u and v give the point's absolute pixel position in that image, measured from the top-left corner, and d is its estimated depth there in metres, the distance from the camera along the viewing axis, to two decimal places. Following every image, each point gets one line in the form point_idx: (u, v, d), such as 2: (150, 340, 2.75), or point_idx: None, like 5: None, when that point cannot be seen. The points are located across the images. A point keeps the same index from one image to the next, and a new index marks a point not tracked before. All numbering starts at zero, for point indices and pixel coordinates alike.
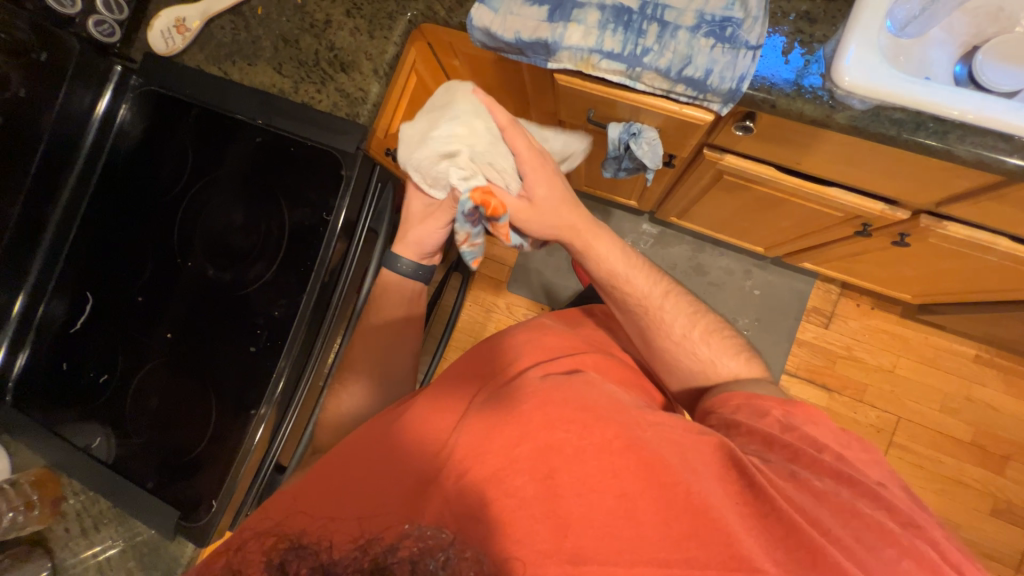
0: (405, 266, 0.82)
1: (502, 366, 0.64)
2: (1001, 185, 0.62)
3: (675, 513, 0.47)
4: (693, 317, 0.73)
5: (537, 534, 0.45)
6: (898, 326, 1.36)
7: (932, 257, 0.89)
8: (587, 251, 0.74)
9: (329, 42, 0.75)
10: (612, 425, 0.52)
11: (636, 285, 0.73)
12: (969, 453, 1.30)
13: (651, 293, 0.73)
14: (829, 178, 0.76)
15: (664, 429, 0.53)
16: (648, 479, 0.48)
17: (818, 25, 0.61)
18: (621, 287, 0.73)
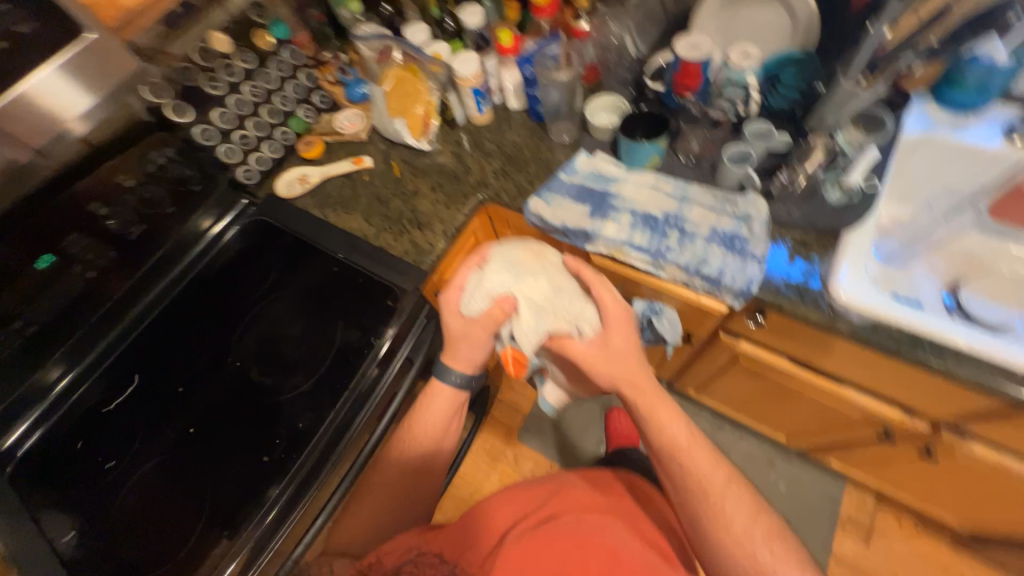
0: (457, 380, 0.80)
1: (502, 522, 0.69)
2: (1012, 412, 0.65)
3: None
4: (753, 515, 0.67)
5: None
6: (951, 556, 1.20)
7: (967, 477, 0.86)
8: (647, 415, 0.73)
9: (413, 206, 0.94)
10: None
11: (698, 460, 0.70)
12: None
13: (711, 473, 0.69)
14: (842, 377, 0.80)
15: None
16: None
17: (813, 249, 0.73)
18: (678, 459, 0.70)
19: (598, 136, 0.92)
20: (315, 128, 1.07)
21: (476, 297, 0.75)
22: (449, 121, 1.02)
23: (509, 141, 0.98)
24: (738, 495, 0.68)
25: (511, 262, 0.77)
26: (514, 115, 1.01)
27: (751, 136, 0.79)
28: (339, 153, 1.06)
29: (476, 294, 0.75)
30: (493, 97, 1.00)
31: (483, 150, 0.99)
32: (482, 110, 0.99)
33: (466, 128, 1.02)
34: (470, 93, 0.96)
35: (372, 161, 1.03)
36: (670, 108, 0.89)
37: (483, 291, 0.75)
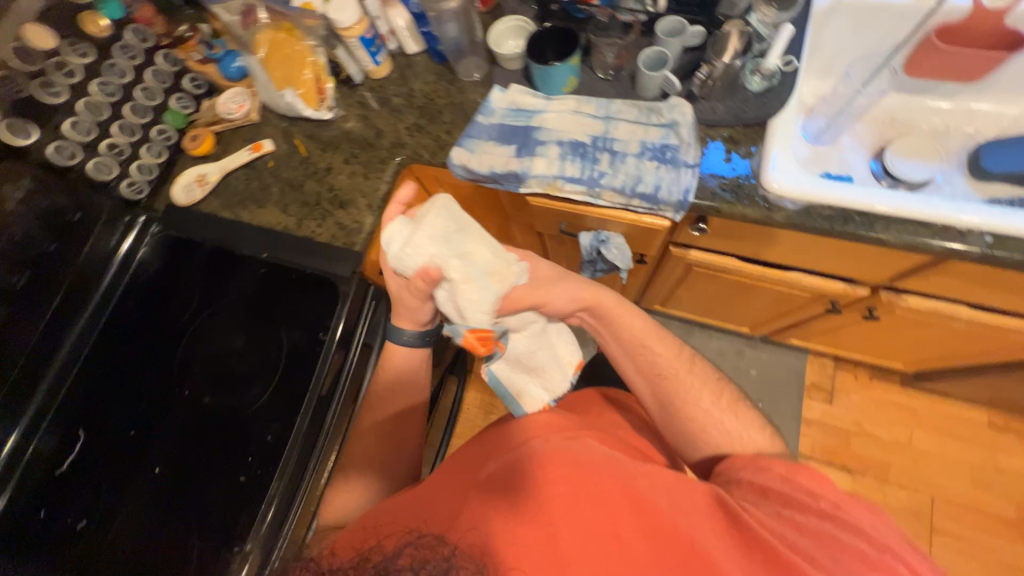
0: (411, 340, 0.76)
1: (496, 445, 0.69)
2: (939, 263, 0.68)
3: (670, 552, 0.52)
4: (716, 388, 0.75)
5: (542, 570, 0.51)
6: (903, 396, 1.34)
7: (907, 327, 0.93)
8: (614, 317, 0.79)
9: (329, 184, 0.87)
10: (610, 492, 0.57)
11: (660, 351, 0.78)
12: (1020, 533, 1.19)
13: (677, 358, 0.77)
14: (788, 264, 0.83)
15: (667, 490, 0.58)
16: (645, 526, 0.54)
17: (743, 145, 0.72)
18: (645, 352, 0.78)
19: (507, 66, 0.84)
20: (197, 119, 0.94)
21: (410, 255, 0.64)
22: (346, 81, 0.92)
23: (417, 91, 0.90)
24: (700, 377, 0.76)
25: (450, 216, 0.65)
26: (415, 61, 0.91)
27: (665, 34, 0.74)
28: (234, 143, 0.94)
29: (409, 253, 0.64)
30: (388, 43, 0.89)
31: (391, 106, 0.90)
32: (379, 61, 0.88)
33: (367, 86, 0.92)
34: (358, 43, 0.84)
35: (273, 144, 0.92)
36: (578, 18, 0.81)
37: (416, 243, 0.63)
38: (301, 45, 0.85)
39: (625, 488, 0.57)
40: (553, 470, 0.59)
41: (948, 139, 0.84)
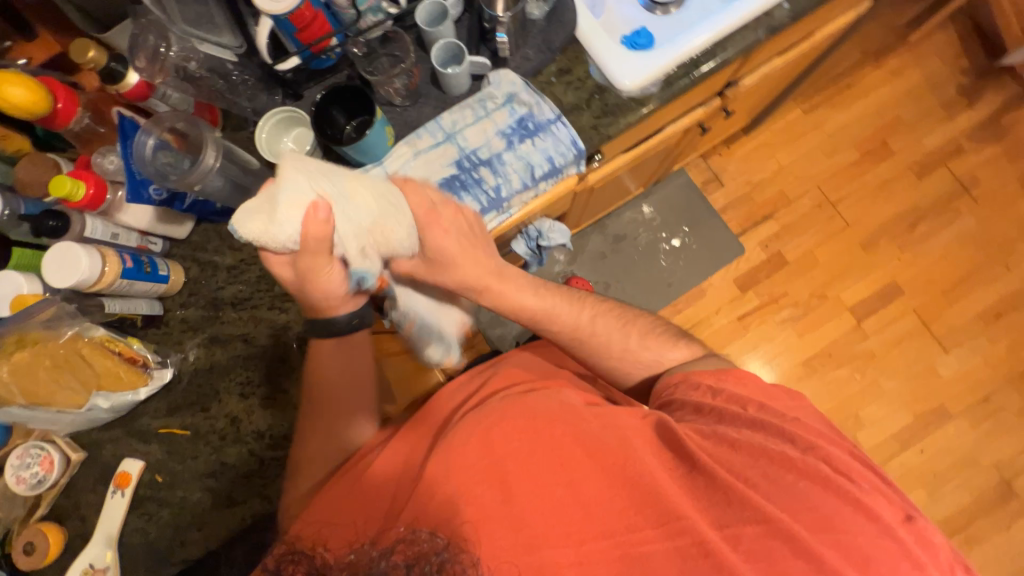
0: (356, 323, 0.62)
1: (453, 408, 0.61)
2: (753, 54, 0.81)
3: (636, 503, 0.46)
4: (631, 321, 0.67)
5: (503, 543, 0.43)
6: (752, 140, 1.58)
7: (746, 100, 1.06)
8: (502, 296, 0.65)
9: (250, 432, 0.67)
10: (579, 427, 0.52)
11: (563, 312, 0.66)
12: (869, 161, 1.56)
13: (581, 312, 0.66)
14: (661, 126, 0.86)
15: (627, 434, 0.51)
16: (604, 478, 0.47)
17: (575, 69, 0.69)
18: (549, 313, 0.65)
19: None
20: (9, 531, 0.63)
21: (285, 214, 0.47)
22: (149, 323, 0.67)
23: (239, 264, 0.69)
24: (613, 317, 0.67)
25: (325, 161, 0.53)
26: (201, 238, 0.69)
27: (430, 25, 0.64)
28: (87, 498, 0.65)
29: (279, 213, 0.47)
30: (153, 247, 0.65)
31: (228, 302, 0.68)
32: (165, 274, 0.65)
33: (176, 308, 0.68)
34: (125, 279, 0.60)
35: (137, 457, 0.66)
36: (328, 68, 0.67)
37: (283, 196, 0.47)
38: (57, 341, 0.58)
39: (584, 440, 0.50)
40: (510, 430, 0.51)
41: None
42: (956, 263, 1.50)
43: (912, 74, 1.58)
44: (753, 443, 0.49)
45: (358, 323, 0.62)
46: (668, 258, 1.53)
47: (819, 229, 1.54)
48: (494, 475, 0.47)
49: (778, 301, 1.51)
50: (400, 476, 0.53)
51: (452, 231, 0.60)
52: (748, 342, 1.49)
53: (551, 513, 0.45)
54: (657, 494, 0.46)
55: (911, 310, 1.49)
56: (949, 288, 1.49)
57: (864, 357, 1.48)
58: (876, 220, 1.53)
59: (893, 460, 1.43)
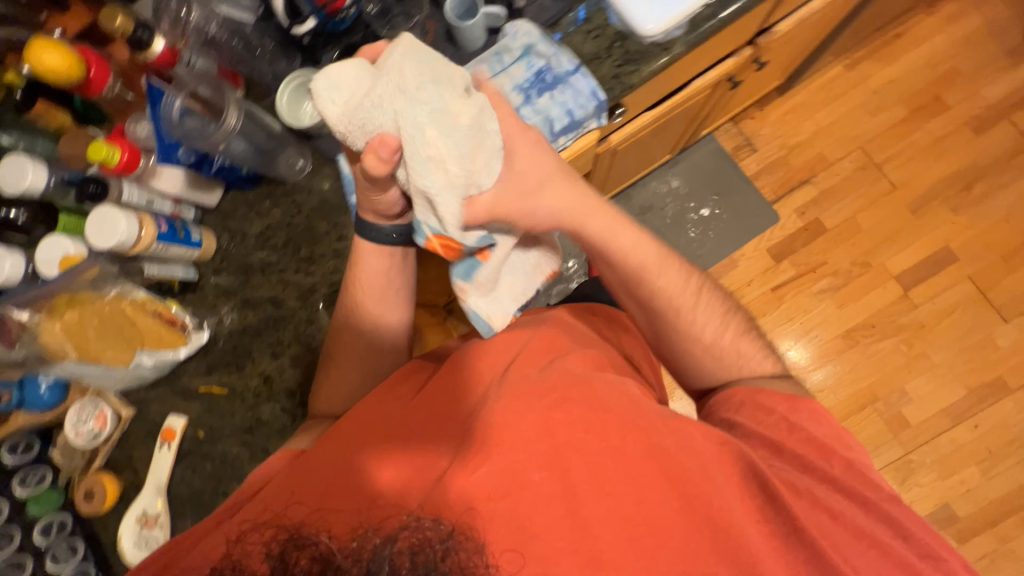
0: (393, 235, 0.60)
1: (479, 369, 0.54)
2: None
3: (695, 523, 0.43)
4: (725, 318, 0.61)
5: (554, 531, 0.41)
6: (788, 101, 1.49)
7: (781, 51, 0.99)
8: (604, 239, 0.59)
9: (283, 391, 0.69)
10: (648, 431, 0.47)
11: (660, 280, 0.60)
12: (920, 117, 1.44)
13: (682, 286, 0.60)
14: (689, 78, 0.82)
15: (692, 443, 0.47)
16: (667, 487, 0.44)
17: (594, 17, 0.66)
18: (646, 276, 0.59)
19: (325, 130, 0.68)
20: (72, 479, 0.68)
21: (361, 124, 0.46)
22: (186, 288, 0.70)
23: (266, 230, 0.71)
24: (709, 305, 0.61)
25: (428, 65, 0.46)
26: (230, 206, 0.71)
27: None
28: (139, 451, 0.70)
29: (360, 124, 0.46)
30: (185, 215, 0.67)
31: (257, 268, 0.71)
32: (198, 240, 0.67)
33: (210, 274, 0.71)
34: (162, 243, 0.63)
35: (181, 413, 0.70)
36: (343, 29, 0.65)
37: (367, 108, 0.45)
38: (103, 300, 0.62)
39: (658, 452, 0.45)
40: (575, 411, 0.46)
41: None
42: (1019, 226, 1.38)
43: (971, 19, 1.44)
44: (805, 488, 0.47)
45: (397, 238, 0.60)
46: (697, 228, 1.48)
47: (862, 193, 1.44)
48: (545, 461, 0.43)
49: (816, 271, 1.44)
50: (418, 435, 0.48)
51: (524, 170, 0.56)
52: (783, 314, 1.43)
53: (606, 514, 0.42)
54: (715, 511, 0.44)
55: (965, 277, 1.38)
56: (1011, 253, 1.38)
57: (911, 329, 1.39)
58: (927, 182, 1.42)
59: (943, 437, 1.35)
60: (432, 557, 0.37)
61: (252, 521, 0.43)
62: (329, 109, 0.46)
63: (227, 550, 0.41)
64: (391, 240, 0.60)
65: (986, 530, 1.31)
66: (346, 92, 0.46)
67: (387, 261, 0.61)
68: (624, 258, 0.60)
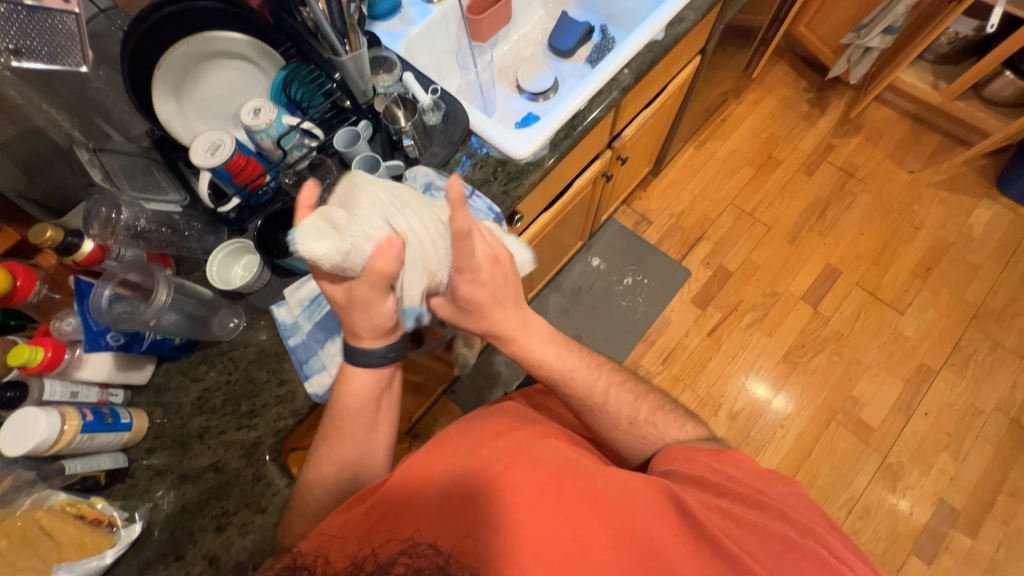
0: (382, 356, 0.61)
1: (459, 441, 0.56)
2: (621, 110, 0.98)
3: (621, 548, 0.46)
4: (645, 400, 0.68)
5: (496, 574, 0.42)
6: (663, 180, 1.79)
7: (637, 147, 1.24)
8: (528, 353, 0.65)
9: (231, 570, 0.62)
10: (598, 487, 0.50)
11: (584, 380, 0.66)
12: (764, 172, 1.78)
13: (602, 382, 0.67)
14: (568, 182, 1.00)
15: (624, 481, 0.52)
16: (598, 522, 0.47)
17: (477, 153, 0.83)
18: (569, 379, 0.65)
19: (256, 287, 0.72)
20: None
21: (357, 246, 0.50)
22: (114, 478, 0.65)
23: (201, 394, 0.70)
24: (629, 393, 0.67)
25: (392, 190, 0.56)
26: (163, 379, 0.70)
27: (347, 146, 0.74)
28: None
29: (356, 250, 0.50)
30: (113, 399, 0.66)
31: (195, 436, 0.68)
32: (128, 421, 0.65)
33: (141, 456, 0.67)
34: (86, 433, 0.60)
35: None
36: (267, 200, 0.76)
37: (361, 236, 0.51)
38: (14, 513, 0.56)
39: (605, 505, 0.48)
40: (527, 474, 0.49)
41: (532, 49, 1.11)
42: (872, 235, 1.66)
43: (769, 100, 1.90)
44: (720, 507, 0.52)
45: (393, 357, 0.61)
46: (626, 297, 1.62)
47: (746, 237, 1.69)
48: (498, 508, 0.46)
49: (738, 309, 1.59)
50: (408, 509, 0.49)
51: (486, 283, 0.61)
52: (727, 355, 1.53)
53: (538, 552, 0.44)
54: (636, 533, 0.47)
55: (854, 285, 1.60)
56: (877, 257, 1.63)
57: (834, 339, 1.53)
58: (791, 218, 1.71)
59: (906, 432, 1.42)
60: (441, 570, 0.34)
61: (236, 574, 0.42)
62: (318, 244, 0.48)
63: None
64: (386, 359, 0.61)
65: (986, 516, 1.32)
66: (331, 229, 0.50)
67: (377, 382, 0.62)
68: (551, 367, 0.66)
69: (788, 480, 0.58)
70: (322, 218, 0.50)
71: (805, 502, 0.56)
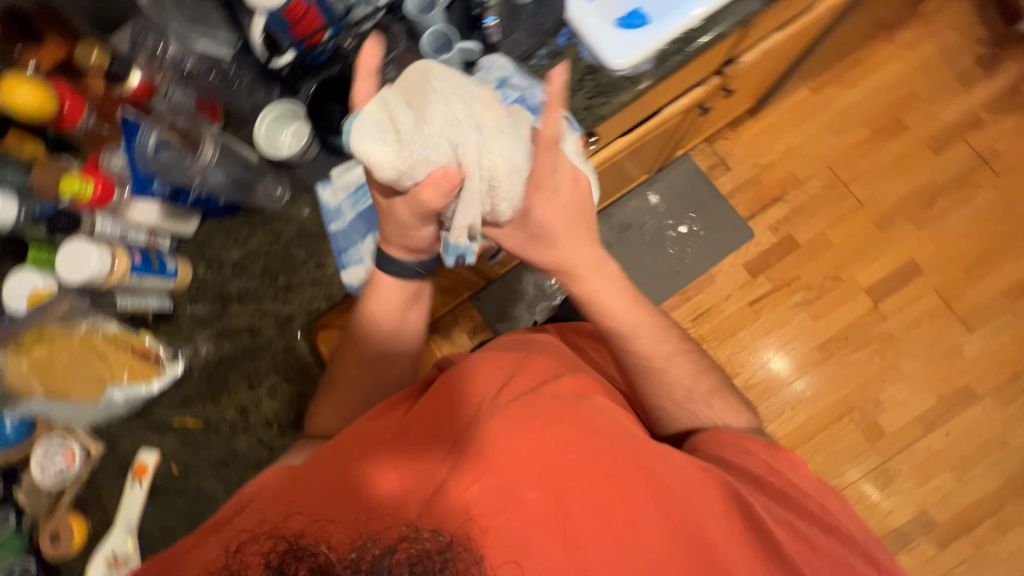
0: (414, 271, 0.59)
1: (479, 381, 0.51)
2: (751, 28, 0.79)
3: (683, 541, 0.43)
4: (706, 375, 0.65)
5: (545, 551, 0.40)
6: (759, 122, 1.55)
7: (749, 77, 1.03)
8: (592, 304, 0.62)
9: (259, 422, 0.68)
10: (644, 460, 0.46)
11: (643, 341, 0.62)
12: (881, 138, 1.51)
13: (661, 347, 0.63)
14: (659, 108, 0.85)
15: (678, 463, 0.48)
16: (657, 510, 0.44)
17: (567, 52, 0.70)
18: (629, 337, 0.63)
19: (303, 160, 0.68)
20: (37, 521, 0.67)
21: (416, 165, 0.45)
22: (159, 318, 0.68)
23: (242, 258, 0.70)
24: (687, 361, 0.64)
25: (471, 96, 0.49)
26: (206, 236, 0.70)
27: (420, 13, 0.65)
28: (106, 490, 0.68)
29: (417, 162, 0.45)
30: (160, 244, 0.67)
31: (234, 297, 0.70)
32: (173, 270, 0.66)
33: (185, 303, 0.69)
34: (136, 275, 0.62)
35: (152, 449, 0.68)
36: (323, 62, 0.67)
37: (423, 152, 0.45)
38: (73, 335, 0.62)
39: (654, 482, 0.45)
40: (568, 433, 0.45)
41: None
42: (977, 239, 1.45)
43: (925, 46, 1.53)
44: (785, 521, 0.49)
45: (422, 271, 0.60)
46: (675, 246, 1.51)
47: (831, 209, 1.50)
48: (536, 472, 0.43)
49: (791, 285, 1.48)
50: (419, 456, 0.45)
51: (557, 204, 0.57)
52: (761, 328, 1.47)
53: (596, 531, 0.42)
54: (700, 528, 0.44)
55: (930, 289, 1.44)
56: (971, 265, 1.44)
57: (882, 340, 1.43)
58: (890, 199, 1.49)
59: (917, 444, 1.39)
60: (431, 569, 0.33)
61: (249, 531, 0.42)
62: (375, 153, 0.44)
63: (224, 555, 0.40)
64: (417, 273, 0.59)
65: (961, 536, 1.35)
66: (394, 133, 0.45)
67: (410, 295, 0.61)
68: (615, 317, 0.62)
69: (836, 492, 0.56)
70: (383, 115, 0.45)
71: (852, 515, 0.55)
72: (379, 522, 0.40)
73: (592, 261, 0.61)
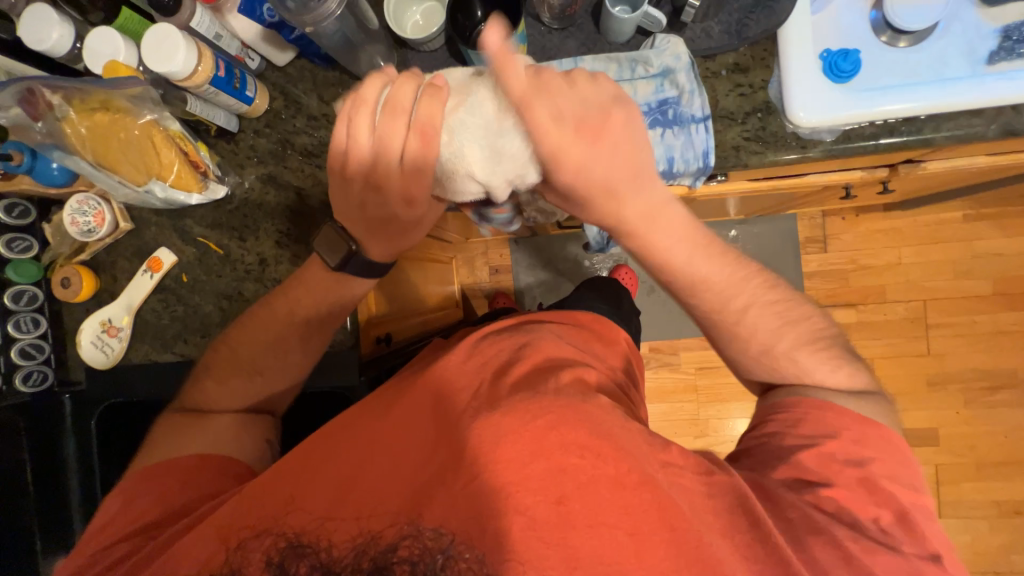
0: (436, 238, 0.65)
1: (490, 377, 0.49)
2: (962, 147, 0.65)
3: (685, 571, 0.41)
4: (786, 327, 0.59)
5: (545, 560, 0.40)
6: (889, 220, 1.38)
7: (917, 182, 0.88)
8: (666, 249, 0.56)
9: (271, 280, 0.69)
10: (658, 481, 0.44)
11: (715, 282, 0.58)
12: (997, 302, 1.35)
13: (738, 296, 0.58)
14: (804, 174, 0.74)
15: (680, 476, 0.46)
16: (660, 522, 0.42)
17: (752, 73, 0.59)
18: (698, 286, 0.58)
19: (421, 49, 0.61)
20: (54, 261, 0.71)
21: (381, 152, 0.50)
22: (221, 134, 0.67)
23: (318, 117, 0.66)
24: (766, 315, 0.59)
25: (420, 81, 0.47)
26: (295, 74, 0.65)
27: None
28: (122, 265, 0.72)
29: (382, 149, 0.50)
30: (249, 62, 0.63)
31: (297, 149, 0.67)
32: (251, 96, 0.63)
33: (249, 132, 0.67)
34: (213, 87, 0.58)
35: (170, 252, 0.70)
36: None
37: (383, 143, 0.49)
38: (137, 120, 0.60)
39: (661, 500, 0.43)
40: (569, 433, 0.43)
41: None
42: (1013, 445, 1.36)
43: None
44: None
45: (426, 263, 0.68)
46: None
47: (896, 342, 1.39)
48: (545, 473, 0.42)
49: None
50: (413, 440, 0.47)
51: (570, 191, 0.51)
52: None
53: (590, 537, 0.41)
54: (702, 554, 0.42)
55: (933, 463, 1.38)
56: (986, 463, 1.37)
57: None
58: (960, 364, 1.37)
59: None
60: (432, 567, 0.40)
61: (252, 527, 0.45)
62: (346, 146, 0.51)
63: (228, 556, 0.44)
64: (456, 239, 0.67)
65: None
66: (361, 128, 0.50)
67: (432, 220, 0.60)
68: (681, 260, 0.57)
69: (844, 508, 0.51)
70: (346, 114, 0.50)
71: (902, 501, 0.49)
72: (374, 519, 0.43)
73: (630, 172, 0.51)
